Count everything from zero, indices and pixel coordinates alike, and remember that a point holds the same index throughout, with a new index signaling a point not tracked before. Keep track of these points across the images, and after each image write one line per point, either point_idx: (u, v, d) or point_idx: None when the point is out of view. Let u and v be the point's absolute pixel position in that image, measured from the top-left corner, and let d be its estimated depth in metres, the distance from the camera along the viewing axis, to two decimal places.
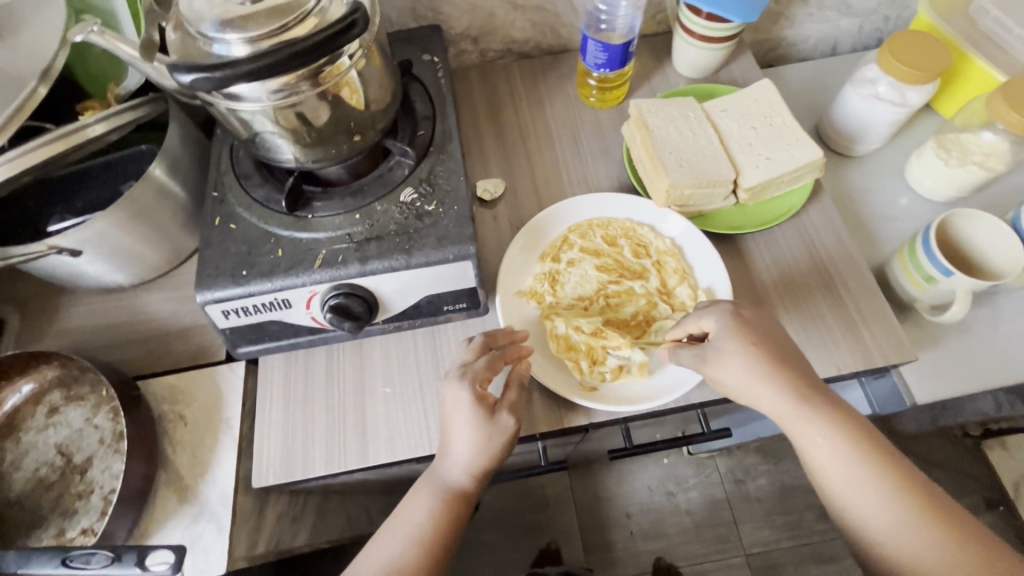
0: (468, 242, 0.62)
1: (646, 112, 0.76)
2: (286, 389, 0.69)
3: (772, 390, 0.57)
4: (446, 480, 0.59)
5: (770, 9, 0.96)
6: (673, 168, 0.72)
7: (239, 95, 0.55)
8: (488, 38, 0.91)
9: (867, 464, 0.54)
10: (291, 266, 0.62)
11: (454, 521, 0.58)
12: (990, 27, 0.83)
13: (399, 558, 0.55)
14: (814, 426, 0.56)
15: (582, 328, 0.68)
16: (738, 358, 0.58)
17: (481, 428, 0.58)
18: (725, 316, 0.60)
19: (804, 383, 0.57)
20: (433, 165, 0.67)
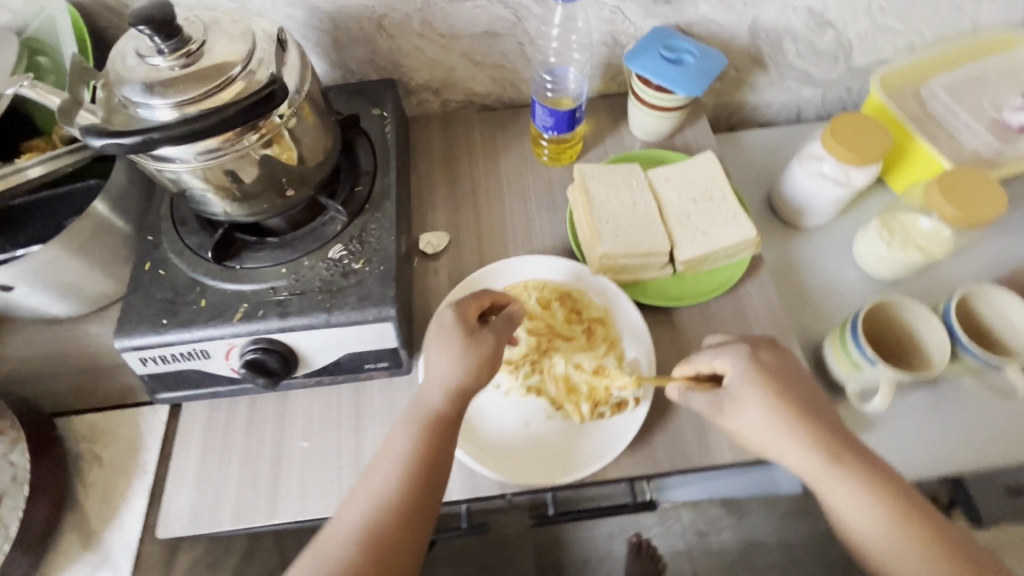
0: (389, 305, 0.62)
1: (588, 179, 0.77)
2: (206, 436, 0.69)
3: (801, 447, 0.56)
4: (426, 407, 0.59)
5: (730, 75, 0.96)
6: (608, 237, 0.73)
7: (167, 155, 0.56)
8: (449, 90, 0.91)
9: (904, 523, 0.53)
10: (211, 317, 0.62)
11: (433, 451, 0.57)
12: (939, 111, 0.85)
13: (381, 503, 0.54)
14: (847, 485, 0.55)
15: (583, 367, 0.69)
16: (760, 409, 0.58)
17: (454, 345, 0.59)
18: (746, 362, 0.60)
19: (835, 439, 0.57)
20: (365, 222, 0.68)
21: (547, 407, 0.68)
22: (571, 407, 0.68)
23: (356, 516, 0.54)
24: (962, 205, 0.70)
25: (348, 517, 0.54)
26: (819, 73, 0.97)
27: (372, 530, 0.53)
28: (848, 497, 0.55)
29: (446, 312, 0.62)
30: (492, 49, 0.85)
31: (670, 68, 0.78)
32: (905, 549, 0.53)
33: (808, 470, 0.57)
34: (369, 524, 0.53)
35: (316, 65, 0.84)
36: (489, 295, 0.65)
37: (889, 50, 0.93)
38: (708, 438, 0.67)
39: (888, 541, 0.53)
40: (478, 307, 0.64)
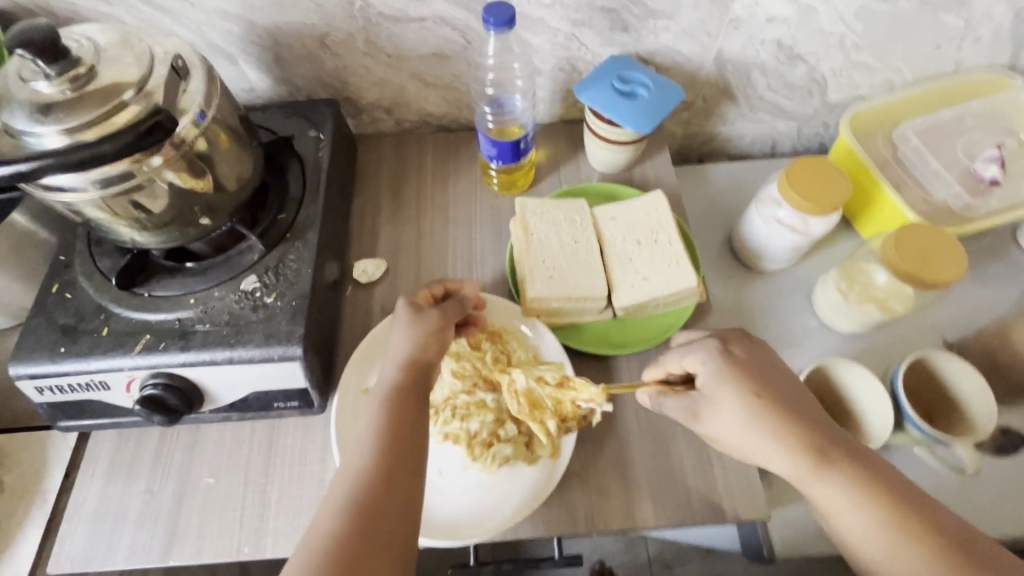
0: (297, 343, 0.59)
1: (529, 214, 0.74)
2: (110, 467, 0.66)
3: (785, 451, 0.52)
4: (384, 385, 0.56)
5: (698, 105, 0.91)
6: (542, 278, 0.71)
7: (59, 186, 0.51)
8: (402, 109, 0.88)
9: (900, 526, 0.49)
10: (111, 347, 0.59)
11: (403, 422, 0.53)
12: (909, 157, 0.82)
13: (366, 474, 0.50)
14: (835, 487, 0.51)
15: (545, 380, 0.64)
16: (738, 410, 0.53)
17: (416, 322, 0.60)
18: (716, 360, 0.55)
19: (819, 441, 0.52)
20: (284, 252, 0.65)
21: (464, 456, 0.64)
22: (487, 459, 0.63)
23: (350, 486, 0.49)
24: (917, 263, 0.66)
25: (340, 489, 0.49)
26: (793, 107, 0.91)
27: (360, 502, 0.48)
28: (840, 497, 0.51)
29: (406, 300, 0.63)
30: (443, 71, 0.81)
31: (621, 101, 0.74)
32: (906, 552, 0.48)
33: (795, 474, 0.52)
34: (361, 494, 0.49)
35: (259, 80, 0.81)
36: (439, 284, 0.67)
37: (866, 87, 0.88)
38: (631, 499, 0.63)
39: (888, 544, 0.49)
40: (431, 293, 0.65)
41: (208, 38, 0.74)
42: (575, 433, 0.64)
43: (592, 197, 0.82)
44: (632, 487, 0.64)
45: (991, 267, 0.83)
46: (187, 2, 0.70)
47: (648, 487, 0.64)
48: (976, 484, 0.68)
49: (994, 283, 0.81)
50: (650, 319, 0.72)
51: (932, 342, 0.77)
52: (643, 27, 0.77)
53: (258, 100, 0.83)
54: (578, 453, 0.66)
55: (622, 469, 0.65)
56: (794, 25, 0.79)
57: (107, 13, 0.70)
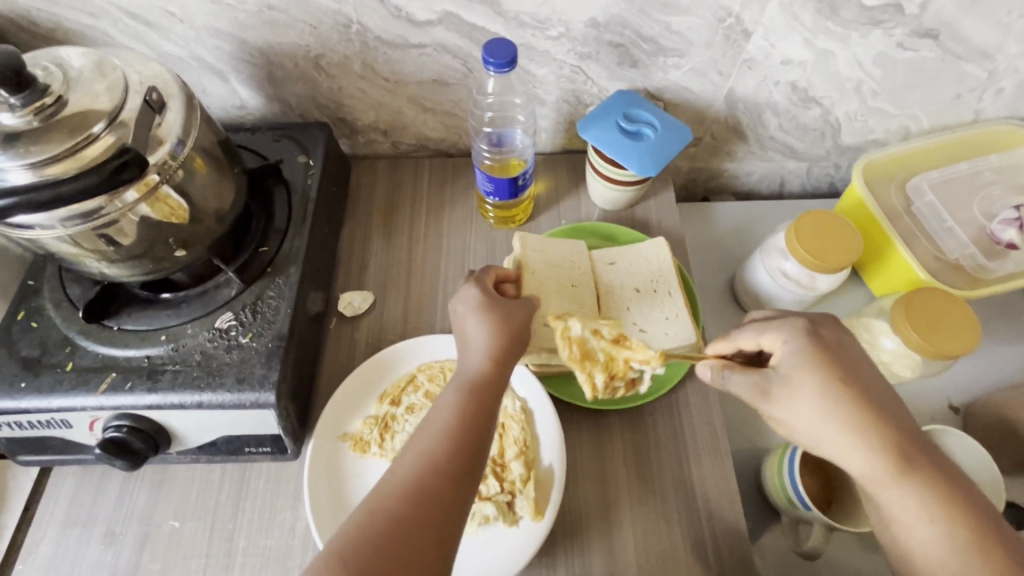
0: (270, 389, 0.56)
1: (529, 249, 0.71)
2: (72, 504, 0.63)
3: (864, 447, 0.48)
4: (467, 373, 0.54)
5: (707, 141, 0.88)
6: (539, 326, 0.69)
7: (24, 222, 0.48)
8: (399, 132, 0.84)
9: (968, 542, 0.46)
10: (74, 384, 0.56)
11: (478, 419, 0.51)
12: (922, 211, 0.79)
13: (436, 461, 0.48)
14: (912, 493, 0.48)
15: (601, 333, 0.60)
16: (820, 406, 0.49)
17: (493, 309, 0.57)
18: (803, 346, 0.51)
19: (904, 445, 0.49)
20: (263, 288, 0.62)
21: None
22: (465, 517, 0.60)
23: (414, 473, 0.48)
24: (927, 332, 0.63)
25: (402, 475, 0.48)
26: (805, 148, 0.88)
27: (421, 493, 0.47)
28: (913, 505, 0.48)
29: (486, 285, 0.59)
30: (443, 97, 0.78)
31: (625, 141, 0.71)
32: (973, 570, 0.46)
33: (870, 475, 0.49)
34: (424, 484, 0.47)
35: (251, 98, 0.77)
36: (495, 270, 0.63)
37: (881, 132, 0.85)
38: (615, 567, 0.60)
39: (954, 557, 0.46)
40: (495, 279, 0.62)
41: (197, 54, 0.71)
42: (559, 495, 0.60)
43: (592, 237, 0.79)
44: (617, 554, 0.61)
45: (1000, 327, 0.80)
46: (176, 18, 0.67)
47: (634, 555, 0.61)
48: None
49: (1005, 346, 0.78)
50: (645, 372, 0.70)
51: (938, 407, 0.73)
52: (652, 63, 0.74)
53: (249, 117, 0.80)
54: (562, 513, 0.63)
55: (607, 534, 0.62)
56: (810, 68, 0.75)
57: (91, 25, 0.67)
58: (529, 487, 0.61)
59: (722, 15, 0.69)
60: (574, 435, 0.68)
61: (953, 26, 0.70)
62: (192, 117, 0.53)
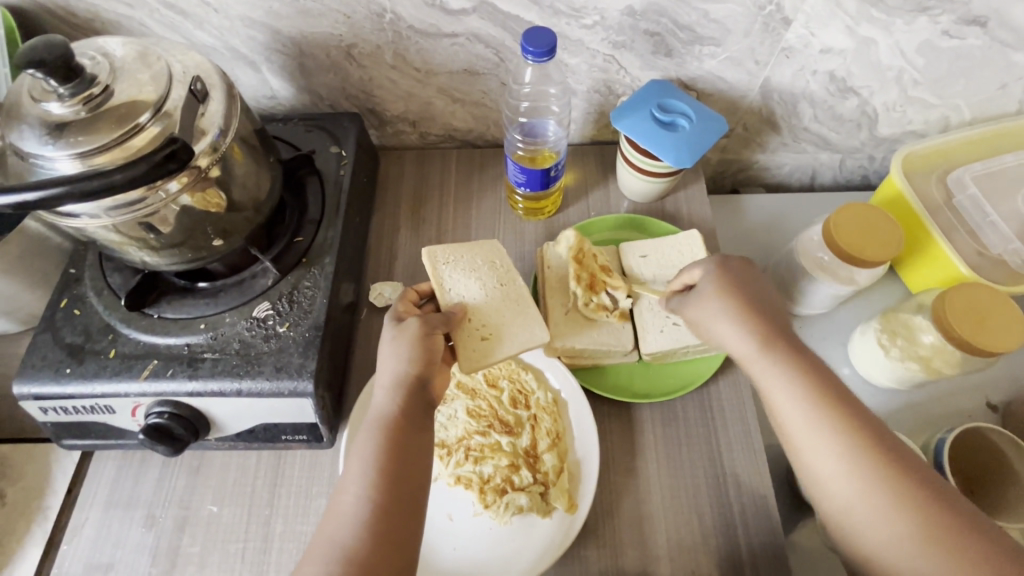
0: (307, 379, 0.57)
1: (440, 266, 0.67)
2: (114, 488, 0.65)
3: (748, 339, 0.54)
4: (378, 412, 0.55)
5: (738, 132, 0.86)
6: (475, 342, 0.63)
7: (71, 210, 0.49)
8: (427, 123, 0.84)
9: (822, 407, 0.49)
10: (117, 371, 0.57)
11: (390, 462, 0.51)
12: (963, 205, 0.77)
13: (363, 515, 0.49)
14: (780, 370, 0.52)
15: (596, 256, 0.73)
16: (716, 301, 0.57)
17: (399, 335, 0.57)
18: (713, 265, 0.60)
19: (776, 330, 0.54)
20: (299, 278, 0.62)
21: (476, 502, 0.61)
22: (499, 507, 0.60)
23: (347, 533, 0.49)
24: (971, 328, 0.61)
25: (336, 533, 0.49)
26: (839, 139, 0.86)
27: (358, 552, 0.48)
28: (778, 377, 0.51)
29: (397, 317, 0.60)
30: (473, 88, 0.78)
31: (660, 131, 0.70)
32: (822, 432, 0.49)
33: (743, 353, 0.55)
34: (358, 542, 0.48)
35: (282, 88, 0.78)
36: (414, 291, 0.66)
37: (920, 123, 0.82)
38: (649, 561, 0.60)
39: (808, 419, 0.49)
40: (409, 302, 0.64)
41: (231, 44, 0.71)
42: (592, 486, 0.60)
43: (622, 230, 0.79)
44: (650, 545, 0.61)
45: None
46: (211, 8, 0.67)
47: (667, 549, 0.60)
48: None
49: None
50: (678, 365, 0.71)
51: (975, 403, 0.72)
52: (687, 53, 0.73)
53: (279, 107, 0.81)
54: (594, 503, 0.63)
55: (640, 529, 0.62)
56: (850, 57, 0.74)
57: (128, 15, 0.67)
58: (562, 478, 0.61)
59: (762, 3, 0.67)
60: (607, 429, 0.68)
61: (1003, 13, 0.68)
62: (233, 107, 0.53)
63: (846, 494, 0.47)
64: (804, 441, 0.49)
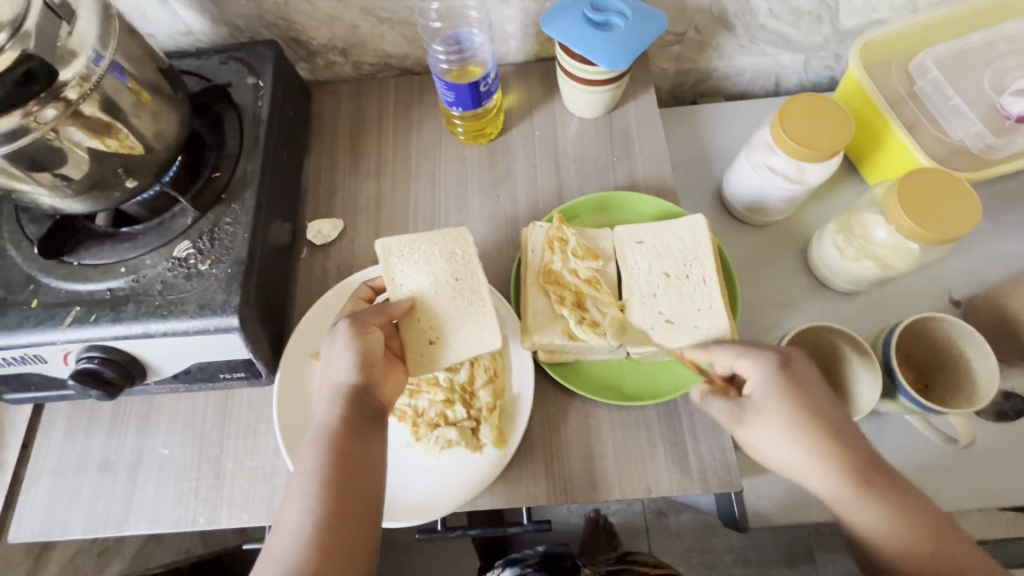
0: (232, 314, 0.55)
1: (394, 258, 0.63)
2: (66, 438, 0.65)
3: (830, 473, 0.50)
4: (319, 424, 0.52)
5: (689, 36, 0.80)
6: (422, 345, 0.60)
7: None
8: (359, 50, 0.79)
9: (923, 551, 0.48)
10: (40, 321, 0.56)
11: (339, 475, 0.49)
12: (925, 91, 0.73)
13: (307, 530, 0.47)
14: (868, 508, 0.49)
15: (578, 272, 0.65)
16: (783, 424, 0.51)
17: (336, 340, 0.55)
18: (774, 377, 0.52)
19: (862, 466, 0.50)
20: (219, 216, 0.60)
21: (409, 434, 0.62)
22: (430, 441, 0.60)
23: (292, 550, 0.46)
24: (921, 215, 0.58)
25: (281, 551, 0.46)
26: (800, 37, 0.80)
27: (302, 567, 0.45)
28: (871, 522, 0.49)
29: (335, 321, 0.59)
30: (397, 5, 0.72)
31: (593, 34, 0.65)
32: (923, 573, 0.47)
33: (832, 494, 0.51)
34: (302, 556, 0.46)
35: (196, 22, 0.73)
36: (369, 286, 0.63)
37: (884, 10, 0.76)
38: (595, 473, 0.60)
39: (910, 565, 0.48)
40: (358, 303, 0.61)
41: None
42: (524, 424, 0.60)
43: (598, 208, 0.71)
44: (597, 457, 0.61)
45: (1011, 216, 0.75)
46: None
47: (614, 460, 0.60)
48: (970, 456, 0.65)
49: (1014, 235, 0.74)
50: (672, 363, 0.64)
51: (936, 300, 0.71)
52: None
53: (199, 44, 0.76)
54: (541, 422, 0.63)
55: (586, 442, 0.61)
56: None
57: None
58: (493, 415, 0.60)
59: None
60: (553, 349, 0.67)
61: None
62: (109, 27, 0.51)
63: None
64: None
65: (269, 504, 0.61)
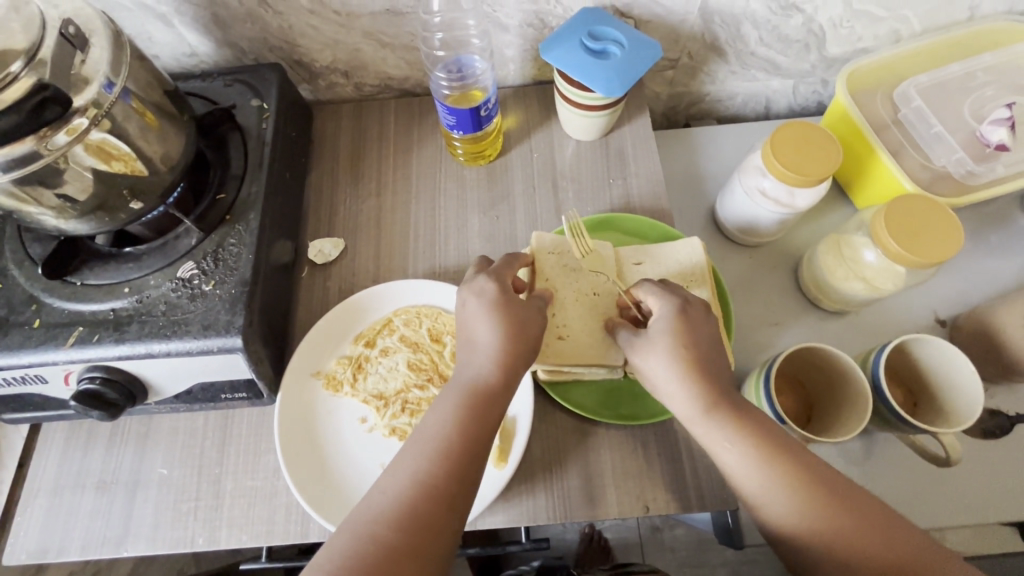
0: (235, 334, 0.56)
1: (543, 253, 0.67)
2: (63, 459, 0.65)
3: (681, 395, 0.52)
4: (471, 376, 0.52)
5: (681, 62, 0.83)
6: (552, 340, 0.64)
7: None
8: (360, 72, 0.81)
9: (775, 474, 0.48)
10: (42, 341, 0.56)
11: (476, 433, 0.49)
12: (908, 119, 0.76)
13: (431, 476, 0.47)
14: (719, 432, 0.51)
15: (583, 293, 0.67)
16: (667, 354, 0.53)
17: (511, 305, 0.55)
18: (662, 310, 0.55)
19: (717, 392, 0.52)
20: (224, 236, 0.61)
21: None
22: None
23: (411, 492, 0.46)
24: (906, 239, 0.60)
25: (393, 487, 0.47)
26: (788, 63, 0.83)
27: (413, 513, 0.45)
28: (719, 441, 0.51)
29: (469, 280, 0.58)
30: (399, 30, 0.74)
31: (591, 61, 0.68)
32: (780, 492, 0.48)
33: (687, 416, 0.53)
34: (418, 501, 0.45)
35: (201, 44, 0.74)
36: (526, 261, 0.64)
37: (869, 39, 0.79)
38: (593, 491, 0.61)
39: (764, 483, 0.49)
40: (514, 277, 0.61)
41: None
42: (525, 442, 0.61)
43: (593, 229, 0.73)
44: (596, 476, 0.61)
45: (994, 238, 0.78)
46: None
47: (613, 479, 0.61)
48: (958, 473, 0.66)
49: (996, 256, 0.77)
50: None
51: (923, 320, 0.73)
52: None
53: (203, 65, 0.77)
54: (541, 441, 0.64)
55: (585, 461, 0.62)
56: None
57: None
58: None
59: None
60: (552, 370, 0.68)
61: None
62: (120, 53, 0.52)
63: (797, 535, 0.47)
64: (769, 506, 0.49)
65: (268, 525, 0.61)
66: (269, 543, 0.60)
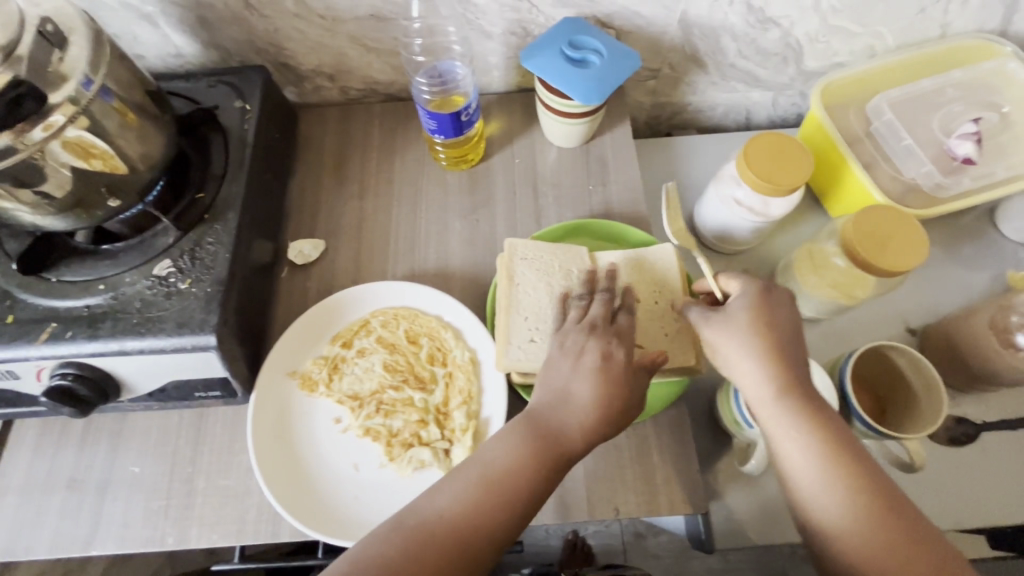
0: (210, 333, 0.56)
1: (518, 259, 0.68)
2: (34, 457, 0.65)
3: (756, 376, 0.53)
4: (540, 418, 0.53)
5: (663, 73, 0.84)
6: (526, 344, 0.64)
7: None
8: (346, 76, 0.82)
9: (836, 469, 0.49)
10: (14, 337, 0.56)
11: (538, 469, 0.51)
12: (880, 132, 0.78)
13: (480, 499, 0.49)
14: (789, 420, 0.51)
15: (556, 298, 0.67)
16: (741, 336, 0.54)
17: (606, 366, 0.54)
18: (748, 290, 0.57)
19: (800, 383, 0.52)
20: (202, 235, 0.61)
21: (382, 454, 0.62)
22: (403, 460, 0.61)
23: (458, 512, 0.49)
24: (873, 249, 0.62)
25: (438, 504, 0.49)
26: (767, 76, 0.85)
27: (459, 527, 0.48)
28: (786, 429, 0.51)
29: (578, 330, 0.57)
30: (384, 35, 0.75)
31: (571, 70, 0.69)
32: (837, 491, 0.48)
33: (757, 400, 0.53)
34: (464, 519, 0.48)
35: (187, 45, 0.75)
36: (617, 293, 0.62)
37: (845, 54, 0.81)
38: (565, 493, 0.61)
39: (822, 476, 0.49)
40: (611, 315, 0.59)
41: None
42: None
43: (571, 235, 0.74)
44: (568, 478, 0.62)
45: (964, 250, 0.80)
46: None
47: (584, 482, 0.62)
48: (926, 480, 0.67)
49: (966, 267, 0.79)
50: None
51: (893, 330, 0.75)
52: None
53: (189, 66, 0.78)
54: None
55: None
56: None
57: None
58: (466, 436, 0.62)
59: None
60: None
61: None
62: (100, 52, 0.53)
63: (842, 529, 0.47)
64: (818, 495, 0.49)
65: (240, 524, 0.61)
66: (240, 543, 0.60)
